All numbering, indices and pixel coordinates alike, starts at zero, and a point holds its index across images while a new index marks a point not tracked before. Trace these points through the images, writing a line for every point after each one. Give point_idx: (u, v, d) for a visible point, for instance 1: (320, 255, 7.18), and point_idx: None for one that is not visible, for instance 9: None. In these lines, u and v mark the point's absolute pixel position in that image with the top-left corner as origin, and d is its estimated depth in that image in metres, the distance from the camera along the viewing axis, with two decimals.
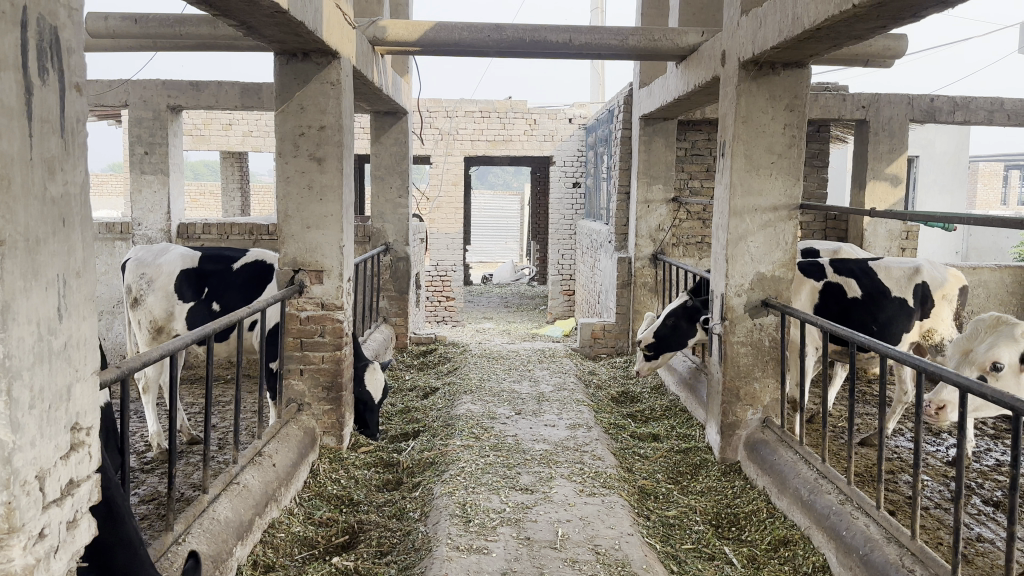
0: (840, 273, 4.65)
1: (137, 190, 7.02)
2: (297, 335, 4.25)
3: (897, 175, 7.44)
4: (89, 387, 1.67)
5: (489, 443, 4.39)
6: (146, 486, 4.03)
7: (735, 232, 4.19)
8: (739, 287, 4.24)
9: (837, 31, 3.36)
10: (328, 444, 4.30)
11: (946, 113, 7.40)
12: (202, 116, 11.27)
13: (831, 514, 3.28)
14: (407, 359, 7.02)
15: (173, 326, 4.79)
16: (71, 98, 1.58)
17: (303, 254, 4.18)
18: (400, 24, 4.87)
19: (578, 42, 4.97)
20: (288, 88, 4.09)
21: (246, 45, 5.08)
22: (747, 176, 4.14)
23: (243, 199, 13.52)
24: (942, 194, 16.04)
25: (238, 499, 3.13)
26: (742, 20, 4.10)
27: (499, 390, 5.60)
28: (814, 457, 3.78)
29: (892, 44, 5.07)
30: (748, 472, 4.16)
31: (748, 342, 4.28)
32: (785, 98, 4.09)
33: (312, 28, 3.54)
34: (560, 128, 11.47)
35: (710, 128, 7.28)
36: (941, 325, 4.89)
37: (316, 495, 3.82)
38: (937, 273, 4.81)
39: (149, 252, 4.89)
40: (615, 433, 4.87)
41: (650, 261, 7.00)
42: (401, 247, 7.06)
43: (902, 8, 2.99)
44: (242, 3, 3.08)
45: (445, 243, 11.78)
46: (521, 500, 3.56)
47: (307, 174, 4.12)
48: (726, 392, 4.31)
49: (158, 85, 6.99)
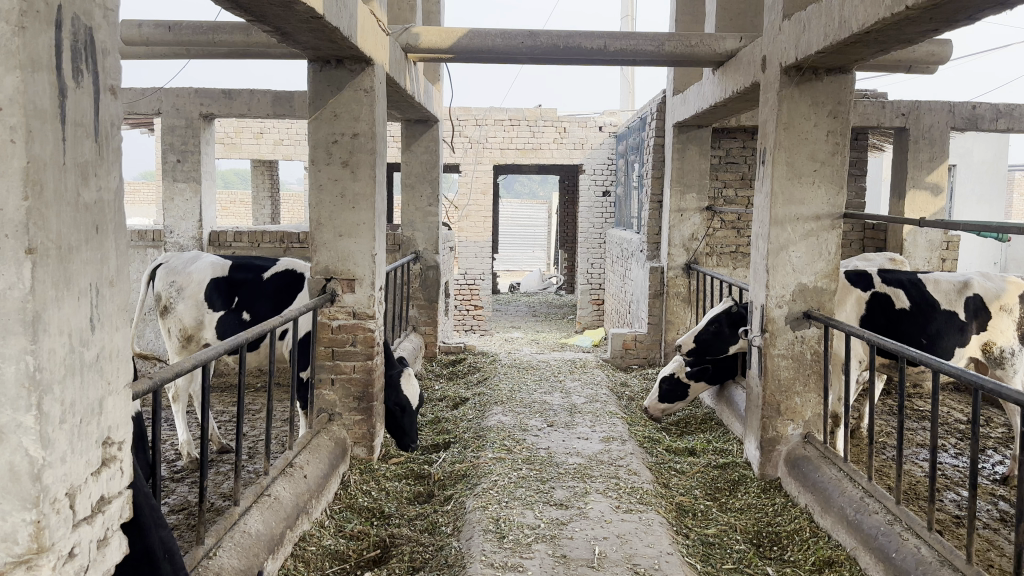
0: (887, 283, 4.55)
1: (169, 198, 7.05)
2: (328, 344, 4.20)
3: (938, 184, 7.27)
4: (121, 401, 1.61)
5: (521, 456, 4.30)
6: (177, 495, 4.00)
7: (776, 242, 4.07)
8: (780, 298, 4.13)
9: (886, 35, 3.24)
10: (358, 454, 4.24)
11: (988, 121, 7.23)
12: (234, 125, 11.34)
13: (879, 535, 3.15)
14: (436, 368, 6.95)
15: (203, 334, 4.77)
16: (106, 102, 1.53)
17: (335, 262, 4.13)
18: (434, 31, 4.86)
19: (614, 48, 4.88)
20: (321, 96, 4.04)
21: (279, 53, 5.06)
22: (789, 185, 4.03)
23: (274, 207, 13.58)
24: (980, 204, 15.74)
25: (270, 512, 3.07)
26: (785, 25, 3.99)
27: (530, 400, 5.52)
28: (859, 475, 3.65)
29: (936, 49, 4.94)
30: (789, 488, 4.03)
31: (789, 355, 4.15)
32: (828, 105, 3.98)
33: (347, 33, 3.49)
34: (590, 137, 11.38)
35: (745, 136, 7.16)
36: (1002, 337, 4.62)
37: (347, 507, 3.75)
38: (990, 285, 4.61)
39: (180, 260, 4.91)
40: (650, 447, 4.76)
41: (683, 271, 6.88)
42: (431, 256, 7.00)
43: (957, 10, 2.87)
44: (277, 9, 3.04)
45: (473, 251, 11.74)
46: (556, 516, 3.47)
47: (340, 182, 4.08)
48: (766, 407, 4.19)
49: (191, 93, 7.01)
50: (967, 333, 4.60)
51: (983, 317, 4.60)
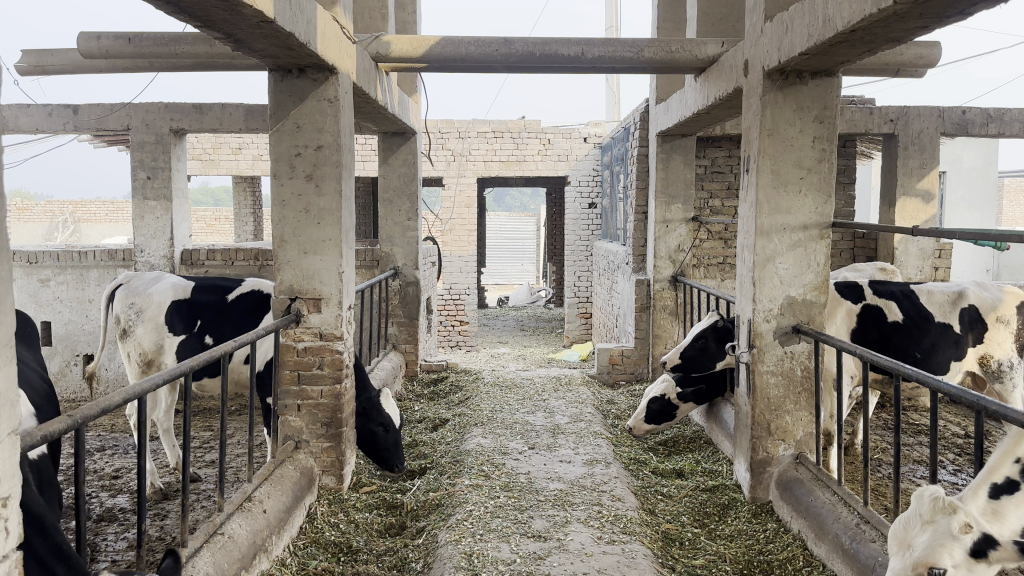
0: (879, 295, 4.36)
1: (139, 216, 6.84)
2: (294, 368, 3.97)
3: (929, 191, 7.11)
4: (5, 451, 1.42)
5: (500, 482, 4.08)
6: (134, 530, 3.77)
7: (763, 253, 3.89)
8: (768, 312, 3.93)
9: (873, 33, 3.07)
10: (326, 484, 4.02)
11: (979, 125, 7.07)
12: (211, 141, 11.14)
13: (876, 565, 2.93)
14: (417, 388, 6.72)
15: (163, 358, 4.55)
16: None
17: (300, 280, 3.92)
18: (405, 39, 4.66)
19: (591, 56, 4.70)
20: (283, 108, 3.85)
21: (245, 64, 4.87)
22: (775, 193, 3.85)
23: (255, 224, 13.34)
24: (971, 210, 15.63)
25: (222, 553, 2.84)
26: (766, 27, 3.82)
27: (511, 422, 5.30)
28: (854, 498, 3.44)
29: (924, 51, 4.78)
30: (781, 513, 3.83)
31: (778, 372, 3.95)
32: (814, 110, 3.80)
33: (304, 40, 3.29)
34: (575, 148, 11.20)
35: (731, 145, 6.99)
36: (999, 349, 4.44)
37: (312, 542, 3.53)
38: (986, 295, 4.44)
39: (141, 281, 4.68)
40: (636, 469, 4.55)
41: (670, 283, 6.69)
42: (410, 272, 6.78)
43: (946, 6, 2.69)
44: (224, 13, 2.83)
45: (458, 265, 11.50)
46: (533, 550, 3.26)
47: (304, 197, 3.87)
48: (756, 427, 3.99)
49: (161, 108, 6.79)
50: (963, 346, 4.41)
51: (979, 329, 4.42)
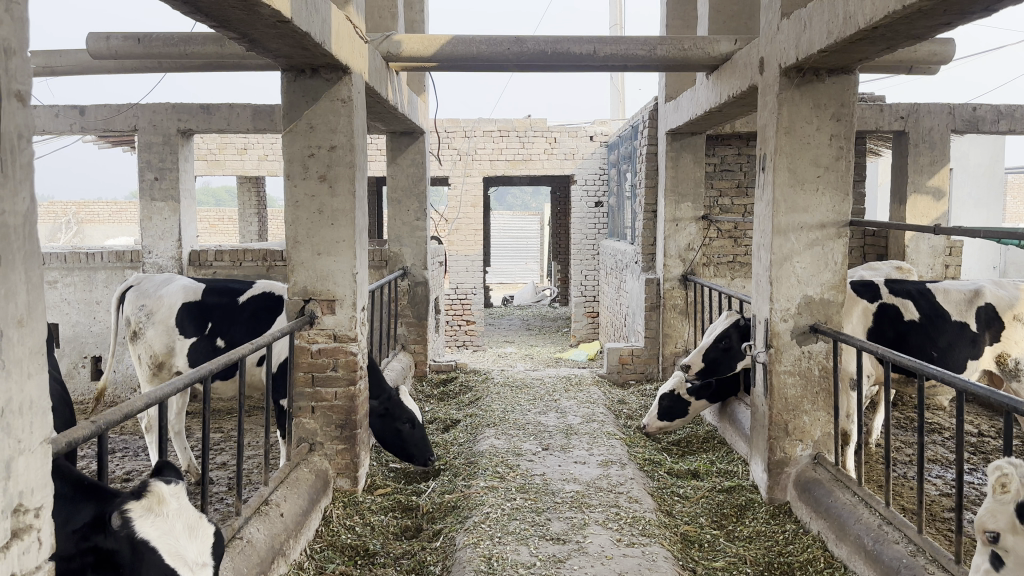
0: (895, 294, 4.34)
1: (147, 217, 6.82)
2: (308, 369, 3.94)
3: (940, 188, 7.08)
4: (37, 460, 1.41)
5: (515, 484, 4.06)
6: None
7: (780, 252, 3.86)
8: (785, 312, 3.90)
9: (894, 30, 3.04)
10: (341, 486, 4.00)
11: (990, 122, 7.02)
12: (217, 141, 11.11)
13: (901, 566, 2.90)
14: (427, 389, 6.70)
15: (174, 361, 4.52)
16: (11, 110, 1.31)
17: (314, 282, 3.89)
18: (415, 38, 4.62)
19: (603, 54, 4.66)
20: (296, 108, 3.82)
21: (255, 64, 4.84)
22: (792, 192, 3.82)
23: (260, 224, 13.31)
24: (978, 207, 15.59)
25: (241, 558, 2.81)
26: (782, 24, 3.79)
27: (524, 422, 5.27)
28: (875, 499, 3.41)
29: (939, 48, 4.74)
30: (800, 514, 3.80)
31: (796, 372, 3.93)
32: (831, 107, 3.77)
33: (319, 40, 3.27)
34: (581, 146, 11.17)
35: (740, 143, 6.96)
36: (1016, 347, 4.39)
37: (328, 545, 3.50)
38: (1003, 293, 4.40)
39: (152, 283, 4.67)
40: (651, 470, 4.53)
41: (680, 282, 6.67)
42: (419, 272, 6.75)
43: (970, 3, 2.66)
44: (241, 13, 2.80)
45: (464, 264, 11.49)
46: (553, 552, 3.24)
47: (317, 198, 3.85)
48: (773, 427, 3.97)
49: (168, 108, 6.76)
50: (980, 345, 4.38)
51: (996, 328, 4.38)
